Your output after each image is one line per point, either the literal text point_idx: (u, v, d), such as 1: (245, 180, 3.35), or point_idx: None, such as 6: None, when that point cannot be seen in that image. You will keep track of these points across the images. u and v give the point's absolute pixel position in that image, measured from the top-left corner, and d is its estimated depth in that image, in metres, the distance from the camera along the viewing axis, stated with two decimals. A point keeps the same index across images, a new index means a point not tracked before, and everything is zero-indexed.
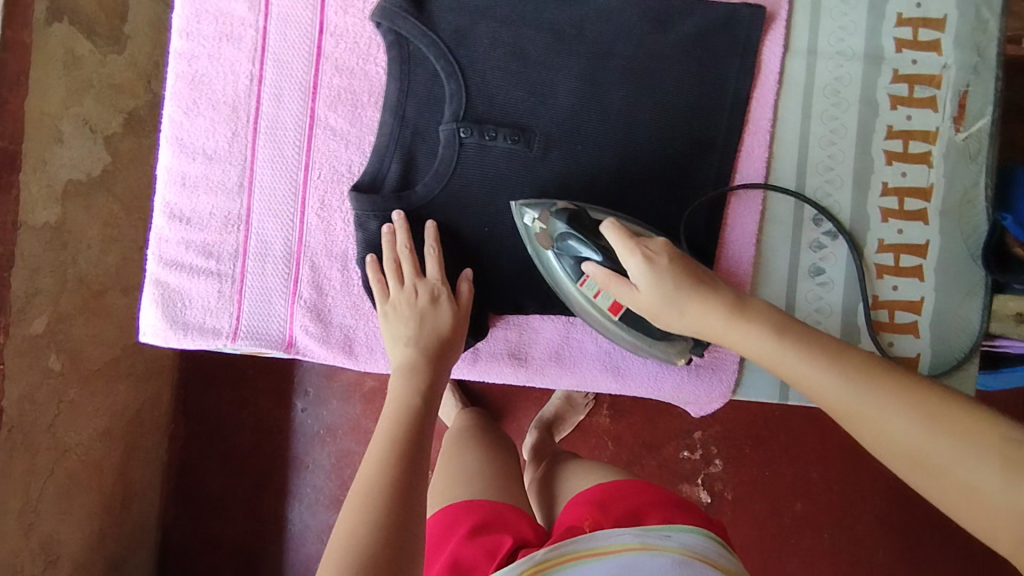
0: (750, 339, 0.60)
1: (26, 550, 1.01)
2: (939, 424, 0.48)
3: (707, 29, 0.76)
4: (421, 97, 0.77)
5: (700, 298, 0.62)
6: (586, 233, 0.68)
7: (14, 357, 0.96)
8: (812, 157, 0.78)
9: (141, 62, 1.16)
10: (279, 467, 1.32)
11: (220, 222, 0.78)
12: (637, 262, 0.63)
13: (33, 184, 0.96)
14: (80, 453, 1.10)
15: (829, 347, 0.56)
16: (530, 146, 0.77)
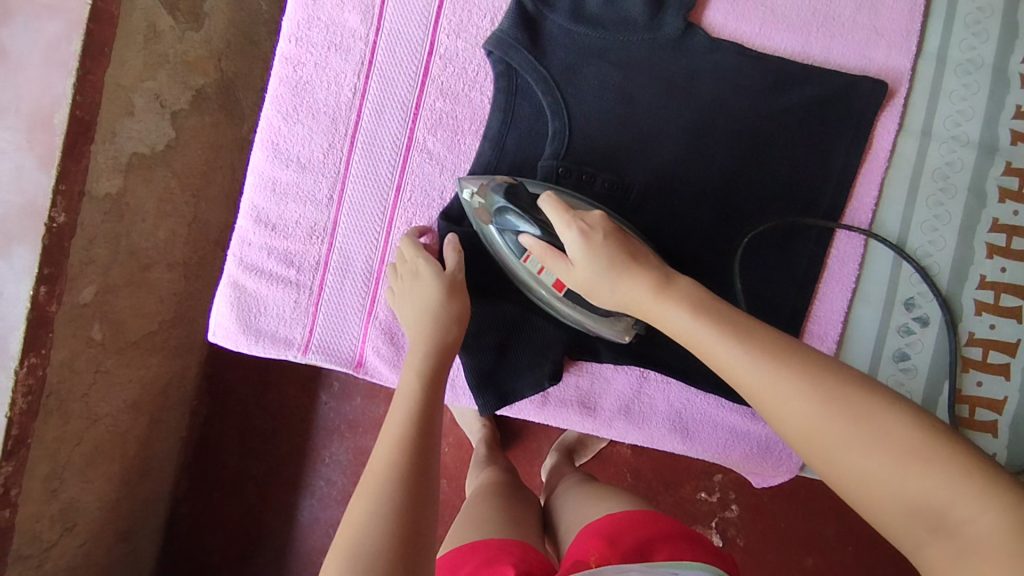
0: (674, 320, 0.54)
1: (47, 513, 1.01)
2: (839, 405, 0.43)
3: (824, 97, 0.74)
4: (522, 132, 0.76)
5: (628, 273, 0.57)
6: (521, 206, 0.65)
7: (60, 324, 0.94)
8: (912, 241, 0.76)
9: (217, 40, 1.10)
10: (295, 457, 1.31)
11: (306, 232, 0.77)
12: (574, 236, 0.60)
13: (101, 155, 0.94)
14: (110, 424, 1.09)
15: (741, 321, 0.51)
16: (628, 194, 0.75)
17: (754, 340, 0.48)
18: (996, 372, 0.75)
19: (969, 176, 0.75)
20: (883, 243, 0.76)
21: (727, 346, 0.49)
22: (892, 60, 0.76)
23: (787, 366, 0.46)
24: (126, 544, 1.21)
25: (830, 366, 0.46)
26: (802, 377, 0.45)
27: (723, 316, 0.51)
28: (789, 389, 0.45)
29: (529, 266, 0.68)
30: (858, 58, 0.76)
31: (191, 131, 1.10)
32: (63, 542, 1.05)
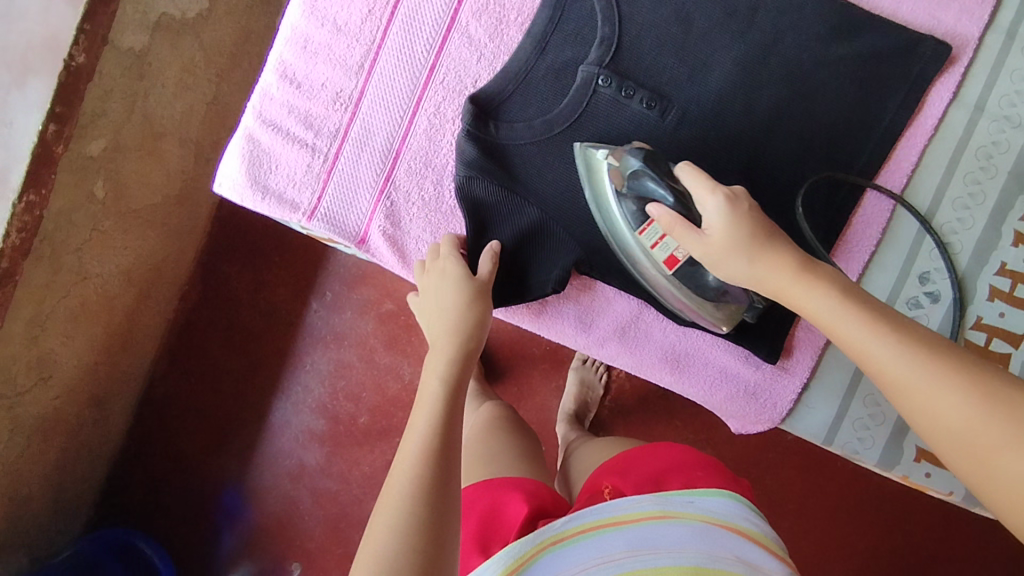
0: (813, 302, 0.54)
1: (24, 359, 0.95)
2: (996, 407, 0.43)
3: (883, 51, 0.72)
4: (568, 32, 0.73)
5: (768, 249, 0.57)
6: (658, 173, 0.63)
7: (65, 170, 0.90)
8: (940, 216, 0.75)
9: None
10: (277, 361, 1.26)
11: (330, 97, 0.75)
12: (717, 203, 0.59)
13: (130, 5, 0.90)
14: (98, 286, 1.03)
15: (897, 318, 0.51)
16: (664, 115, 0.73)
17: (904, 335, 0.49)
18: (996, 359, 0.73)
19: (1014, 158, 0.73)
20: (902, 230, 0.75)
21: (875, 338, 0.50)
22: (958, 26, 0.73)
23: (934, 361, 0.47)
24: (99, 411, 1.16)
25: (984, 368, 0.46)
26: (951, 373, 0.46)
27: (873, 308, 0.52)
28: (935, 384, 0.46)
29: (645, 239, 0.66)
30: (924, 18, 0.73)
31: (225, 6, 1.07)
32: (36, 394, 0.99)
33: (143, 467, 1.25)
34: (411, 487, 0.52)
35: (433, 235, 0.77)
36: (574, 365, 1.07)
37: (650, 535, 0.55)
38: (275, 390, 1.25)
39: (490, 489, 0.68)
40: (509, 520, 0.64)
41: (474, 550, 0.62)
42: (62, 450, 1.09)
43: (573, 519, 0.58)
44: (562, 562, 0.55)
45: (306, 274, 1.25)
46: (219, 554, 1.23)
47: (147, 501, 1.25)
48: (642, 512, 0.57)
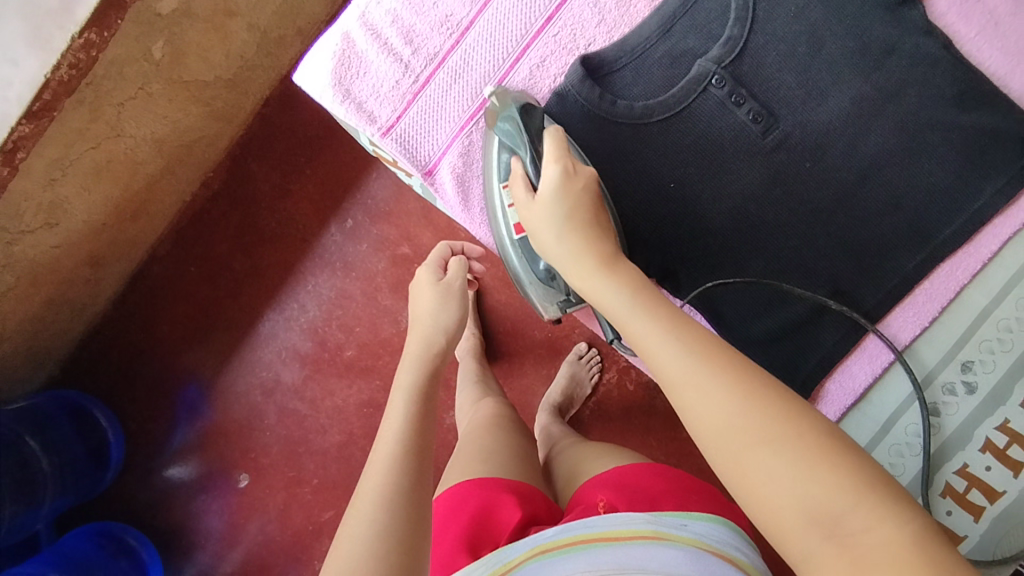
0: (611, 294, 0.56)
1: (36, 200, 0.90)
2: (751, 406, 0.46)
3: (999, 134, 0.70)
4: (695, 24, 0.71)
5: (582, 230, 0.59)
6: (525, 126, 0.66)
7: (131, 21, 0.84)
8: (1000, 310, 0.73)
9: None
10: (279, 273, 1.21)
11: (439, 18, 0.72)
12: (553, 172, 0.61)
13: None
14: (129, 146, 0.99)
15: (680, 316, 0.53)
16: (765, 134, 0.71)
17: (681, 332, 0.51)
18: (1008, 463, 0.72)
19: None
20: (948, 324, 0.74)
21: (659, 336, 0.51)
22: None
23: (706, 359, 0.49)
24: (94, 270, 1.12)
25: (746, 366, 0.48)
26: (720, 373, 0.48)
27: (661, 303, 0.54)
28: (705, 381, 0.48)
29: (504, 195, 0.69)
30: None
31: None
32: (38, 237, 0.94)
33: (120, 339, 1.22)
34: (383, 494, 0.49)
35: None
36: (570, 358, 1.06)
37: (639, 554, 0.52)
38: (269, 301, 1.22)
39: (479, 489, 0.66)
40: (501, 527, 0.62)
41: (463, 553, 0.59)
42: (47, 300, 1.05)
43: (566, 530, 0.55)
44: (549, 570, 0.52)
45: (333, 194, 1.20)
46: (169, 445, 1.21)
47: (116, 377, 1.22)
48: (636, 530, 0.54)
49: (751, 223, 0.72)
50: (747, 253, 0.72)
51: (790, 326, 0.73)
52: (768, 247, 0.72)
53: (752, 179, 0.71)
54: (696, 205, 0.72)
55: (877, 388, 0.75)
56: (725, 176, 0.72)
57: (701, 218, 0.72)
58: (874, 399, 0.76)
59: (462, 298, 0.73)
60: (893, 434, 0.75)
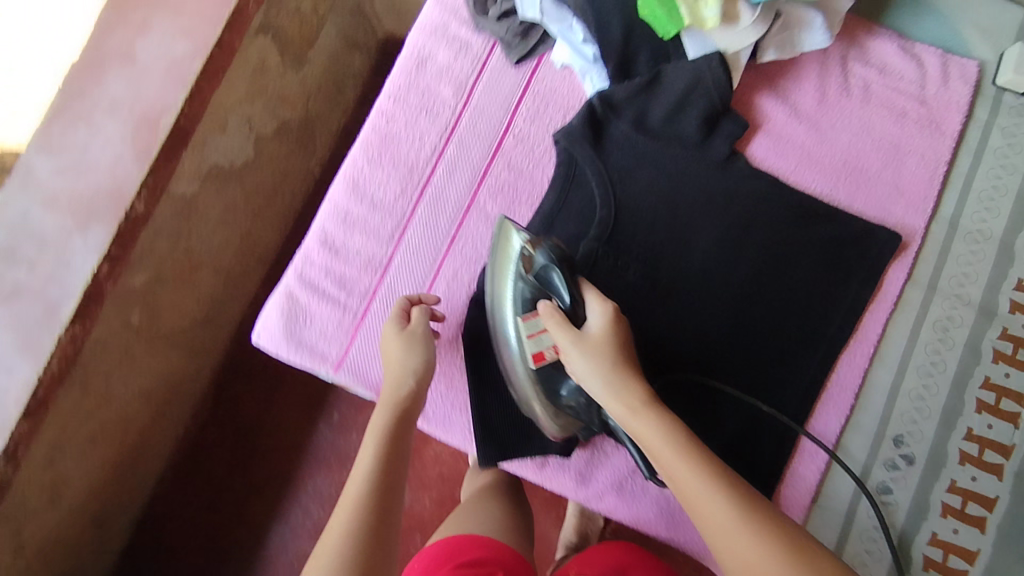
0: (654, 435, 0.64)
1: (38, 484, 0.97)
2: (792, 561, 0.54)
3: (843, 240, 0.83)
4: (571, 214, 0.85)
5: (625, 375, 0.68)
6: (566, 276, 0.72)
7: (110, 305, 0.98)
8: (907, 382, 0.83)
9: (309, 78, 1.28)
10: (278, 483, 1.27)
11: (363, 262, 0.86)
12: (601, 316, 0.71)
13: (190, 162, 1.05)
14: (120, 407, 1.09)
15: (718, 467, 0.61)
16: (654, 287, 0.83)
17: (724, 490, 0.59)
18: (972, 521, 0.79)
19: (967, 333, 0.83)
20: (868, 406, 0.83)
21: (706, 489, 0.59)
22: (909, 216, 0.85)
23: (750, 520, 0.57)
24: (98, 532, 1.16)
25: (785, 528, 0.56)
26: (762, 532, 0.56)
27: (704, 455, 0.62)
28: (751, 542, 0.55)
29: (526, 326, 0.74)
30: (879, 210, 0.85)
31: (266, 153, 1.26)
32: (42, 517, 1.00)
33: None
34: None
35: (447, 390, 0.85)
36: None
37: None
38: (273, 515, 1.26)
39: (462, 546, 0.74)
40: None
41: None
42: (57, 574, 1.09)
43: None
44: None
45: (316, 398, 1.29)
46: None
47: None
48: None
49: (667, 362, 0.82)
50: (672, 388, 0.81)
51: (732, 443, 0.81)
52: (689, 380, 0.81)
53: (655, 327, 0.82)
54: None
55: (827, 480, 0.82)
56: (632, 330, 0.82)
57: None
58: (828, 491, 0.82)
59: (426, 345, 0.77)
60: (859, 521, 0.80)
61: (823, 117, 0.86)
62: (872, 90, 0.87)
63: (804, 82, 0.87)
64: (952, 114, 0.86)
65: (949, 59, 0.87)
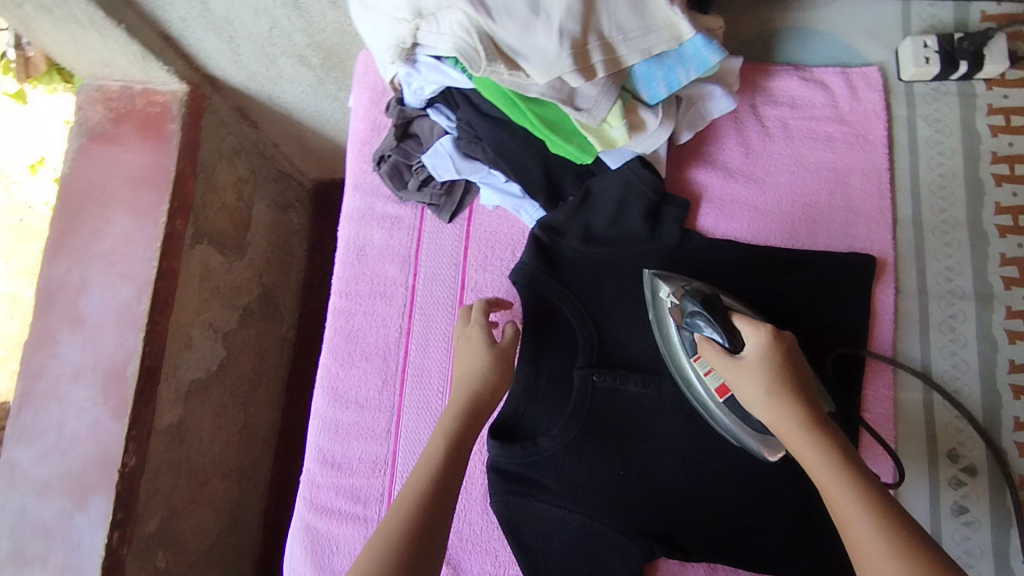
0: (817, 454, 0.58)
1: None
2: None
3: (823, 279, 0.82)
4: (554, 347, 0.84)
5: (787, 398, 0.62)
6: (712, 315, 0.69)
7: None
8: (939, 392, 0.81)
9: (257, 262, 1.56)
10: None
11: (369, 466, 0.83)
12: (756, 341, 0.67)
13: (165, 390, 1.28)
14: None
15: (885, 496, 0.53)
16: (661, 391, 0.81)
17: (895, 522, 0.51)
18: None
19: (974, 324, 0.82)
20: (911, 429, 0.81)
21: (874, 515, 0.52)
22: (875, 233, 0.84)
23: (922, 559, 0.48)
24: None
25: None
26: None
27: (871, 482, 0.54)
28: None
29: (699, 365, 0.73)
30: (843, 237, 0.84)
31: (240, 343, 1.53)
32: None
33: None
34: None
35: (494, 564, 0.85)
36: None
37: None
38: None
39: None
40: None
41: None
42: None
43: None
44: None
45: None
46: None
47: None
48: None
49: (699, 463, 0.79)
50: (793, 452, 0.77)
51: (795, 524, 0.77)
52: (729, 474, 0.78)
53: (676, 431, 0.80)
54: (652, 477, 0.80)
55: None
56: (653, 440, 0.80)
57: (661, 483, 0.79)
58: None
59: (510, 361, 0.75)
60: (949, 551, 0.78)
61: (755, 168, 0.88)
62: (791, 126, 0.88)
63: (723, 137, 0.89)
64: (875, 122, 0.86)
65: (850, 72, 0.88)
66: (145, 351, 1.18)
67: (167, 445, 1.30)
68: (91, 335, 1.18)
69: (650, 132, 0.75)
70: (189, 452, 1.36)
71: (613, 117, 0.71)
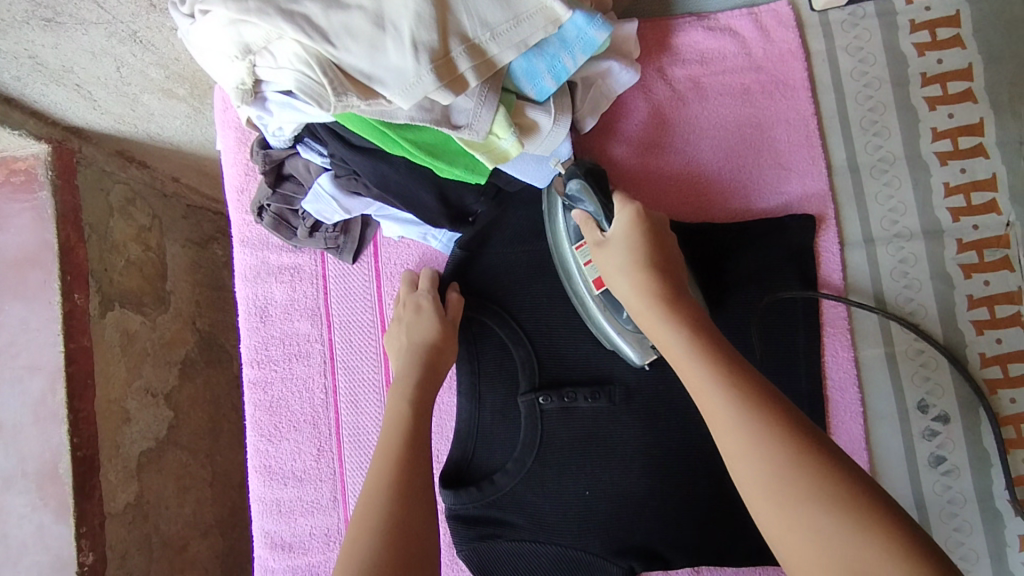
0: (671, 333, 0.55)
1: None
2: (796, 451, 0.45)
3: (759, 251, 0.76)
4: (492, 376, 0.78)
5: (648, 275, 0.60)
6: (593, 188, 0.67)
7: None
8: (899, 342, 0.77)
9: (186, 308, 1.29)
10: None
11: (322, 540, 0.79)
12: (625, 217, 0.64)
13: (112, 471, 1.13)
14: None
15: (733, 356, 0.52)
16: (612, 401, 0.74)
17: (740, 385, 0.49)
18: None
19: (927, 264, 0.76)
20: (876, 387, 0.77)
21: (714, 374, 0.50)
22: (809, 186, 0.78)
23: (765, 411, 0.47)
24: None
25: (793, 410, 0.48)
26: (772, 427, 0.46)
27: (718, 347, 0.53)
28: (751, 429, 0.47)
29: (580, 254, 0.69)
30: (778, 198, 0.78)
31: (189, 400, 1.29)
32: None
33: None
34: None
35: None
36: None
37: None
38: None
39: None
40: None
41: None
42: None
43: None
44: None
45: None
46: None
47: None
48: None
49: (668, 469, 0.73)
50: None
51: None
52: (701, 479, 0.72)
53: (638, 440, 0.74)
54: (619, 494, 0.73)
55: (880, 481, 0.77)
56: (616, 456, 0.74)
57: (633, 496, 0.73)
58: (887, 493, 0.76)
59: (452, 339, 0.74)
60: (932, 504, 0.75)
61: (673, 138, 0.80)
62: (704, 85, 0.80)
63: (632, 110, 0.81)
64: (792, 64, 0.79)
65: (757, 12, 0.80)
66: (74, 444, 1.07)
67: (129, 526, 1.15)
68: (13, 440, 1.07)
69: (546, 133, 0.68)
70: (156, 524, 1.19)
71: (499, 128, 0.63)
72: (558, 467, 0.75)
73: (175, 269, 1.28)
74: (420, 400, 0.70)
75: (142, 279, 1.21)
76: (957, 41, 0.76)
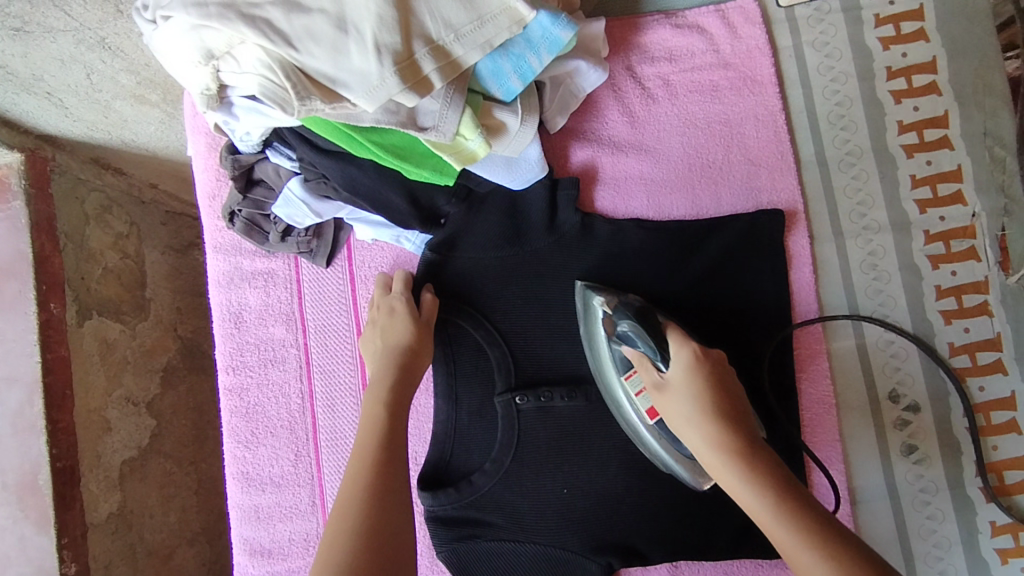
0: (748, 493, 0.55)
1: None
2: None
3: (730, 247, 0.76)
4: (468, 377, 0.78)
5: (717, 422, 0.59)
6: (646, 330, 0.66)
7: None
8: (870, 334, 0.77)
9: (166, 315, 1.28)
10: None
11: (301, 545, 0.79)
12: (683, 358, 0.64)
13: (93, 481, 1.12)
14: None
15: (818, 517, 0.51)
16: (588, 400, 0.75)
17: (835, 552, 0.48)
18: (1006, 432, 0.74)
19: (895, 256, 0.77)
20: (849, 379, 0.78)
21: (804, 542, 0.50)
22: (779, 182, 0.78)
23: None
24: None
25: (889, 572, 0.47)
26: None
27: (802, 508, 0.52)
28: None
29: (631, 385, 0.69)
30: (748, 193, 0.78)
31: (172, 408, 1.27)
32: None
33: None
34: None
35: None
36: None
37: None
38: None
39: None
40: None
41: None
42: None
43: None
44: None
45: None
46: None
47: None
48: None
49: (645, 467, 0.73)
50: None
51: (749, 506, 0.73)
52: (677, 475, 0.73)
53: (615, 438, 0.74)
54: (597, 492, 0.74)
55: (854, 471, 0.77)
56: (592, 454, 0.74)
57: (610, 493, 0.73)
58: (860, 483, 0.77)
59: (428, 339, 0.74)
60: (905, 493, 0.76)
61: (643, 137, 0.80)
62: (673, 82, 0.80)
63: (602, 109, 0.81)
64: (760, 60, 0.79)
65: (724, 9, 0.80)
66: (53, 455, 1.06)
67: (112, 537, 1.14)
68: None
69: (514, 133, 0.69)
70: (141, 534, 1.18)
71: (466, 129, 0.63)
72: (536, 467, 0.75)
73: (155, 276, 1.27)
74: (395, 400, 0.70)
75: (121, 287, 1.20)
76: (921, 34, 0.77)
